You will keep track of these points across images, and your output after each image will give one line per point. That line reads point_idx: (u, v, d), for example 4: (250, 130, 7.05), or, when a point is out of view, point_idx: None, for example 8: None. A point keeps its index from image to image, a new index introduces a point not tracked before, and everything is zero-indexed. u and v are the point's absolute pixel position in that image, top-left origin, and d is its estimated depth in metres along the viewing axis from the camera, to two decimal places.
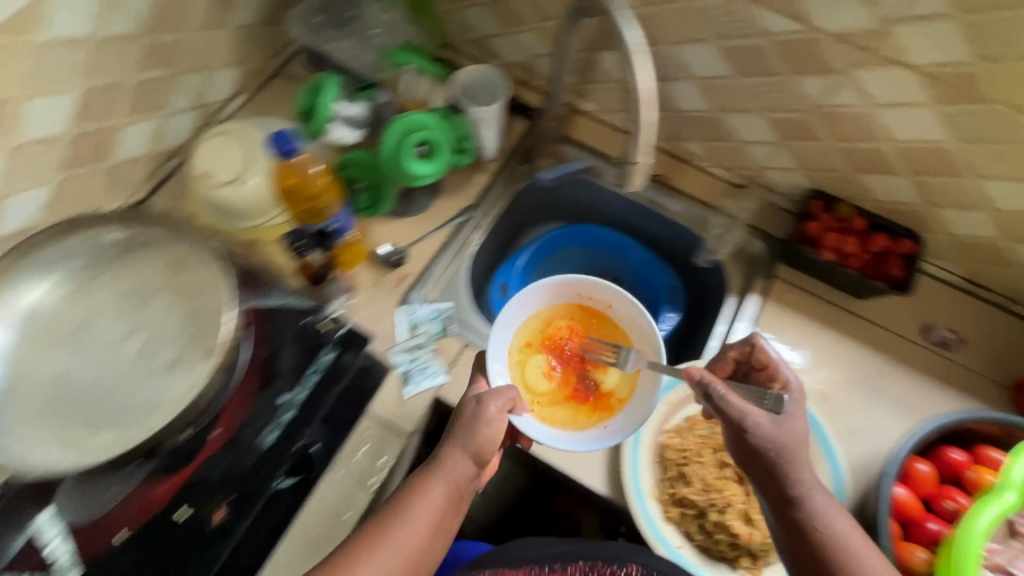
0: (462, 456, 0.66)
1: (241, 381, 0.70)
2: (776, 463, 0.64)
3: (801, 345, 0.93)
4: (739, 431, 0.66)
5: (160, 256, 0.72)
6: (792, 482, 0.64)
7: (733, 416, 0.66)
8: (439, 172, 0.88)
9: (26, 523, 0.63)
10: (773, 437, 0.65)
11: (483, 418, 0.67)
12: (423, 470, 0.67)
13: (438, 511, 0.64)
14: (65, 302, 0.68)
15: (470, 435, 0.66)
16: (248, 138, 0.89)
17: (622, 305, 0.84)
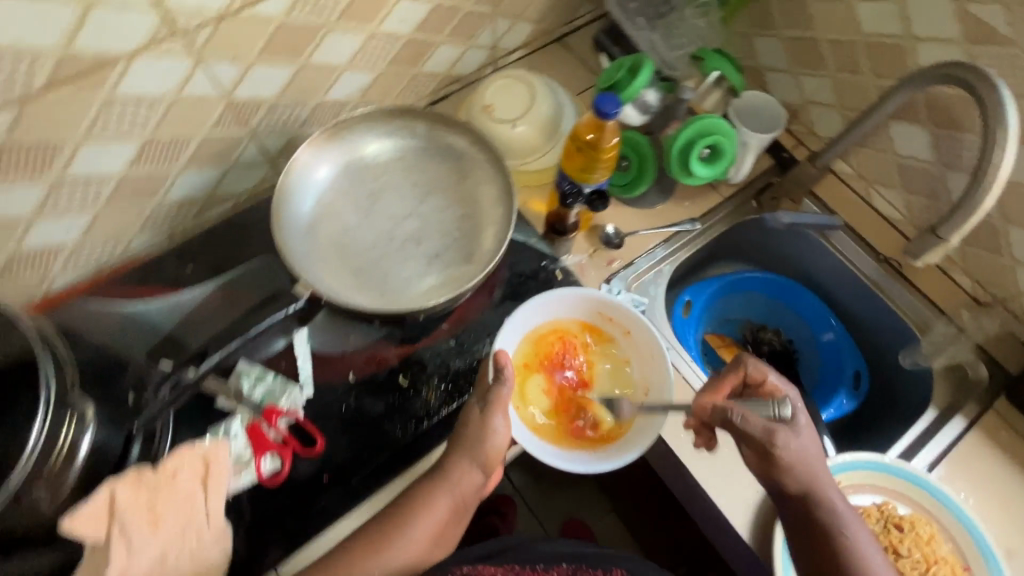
0: (469, 466, 0.65)
1: (474, 290, 0.79)
2: (794, 477, 0.67)
3: (998, 488, 0.85)
4: (763, 450, 0.67)
5: (447, 162, 0.81)
6: (812, 494, 0.67)
7: (760, 438, 0.66)
8: (716, 177, 0.91)
9: (286, 334, 0.73)
10: (793, 457, 0.67)
11: (489, 431, 0.65)
12: (424, 479, 0.66)
13: (448, 514, 0.65)
14: (368, 173, 0.79)
15: (476, 449, 0.65)
16: (534, 89, 0.96)
17: (639, 330, 0.79)
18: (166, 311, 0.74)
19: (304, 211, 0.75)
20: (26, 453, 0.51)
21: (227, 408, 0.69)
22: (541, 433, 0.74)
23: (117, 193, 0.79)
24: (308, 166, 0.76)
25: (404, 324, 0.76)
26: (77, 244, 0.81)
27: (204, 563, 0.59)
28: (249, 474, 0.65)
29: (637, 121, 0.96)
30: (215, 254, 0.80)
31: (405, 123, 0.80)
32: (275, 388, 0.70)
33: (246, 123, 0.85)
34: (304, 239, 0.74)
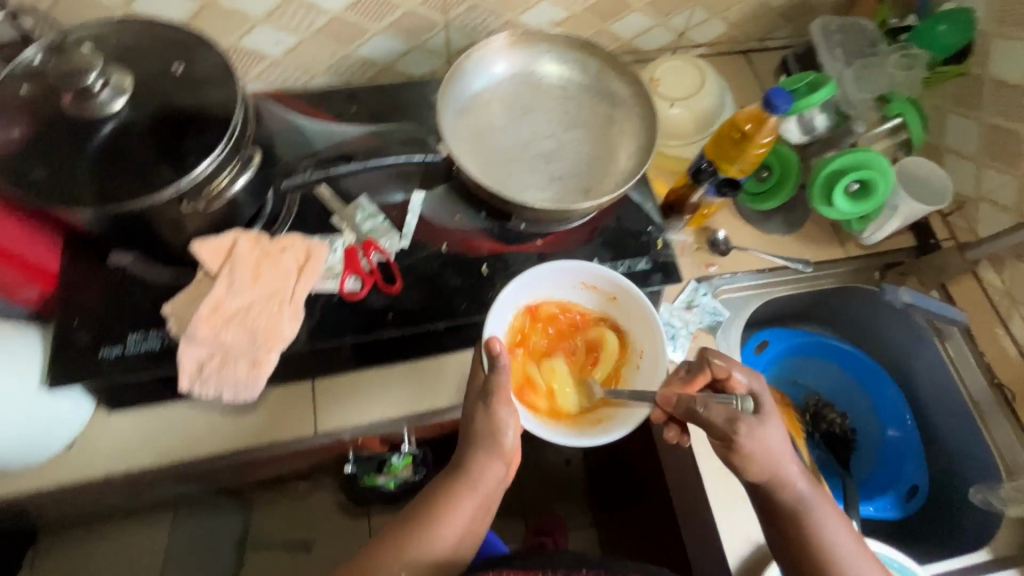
0: (488, 462, 0.68)
1: (577, 225, 0.82)
2: (759, 467, 0.63)
3: None
4: (725, 441, 0.64)
5: (602, 103, 0.85)
6: (778, 485, 0.64)
7: (722, 429, 0.63)
8: (857, 214, 0.87)
9: (406, 191, 0.82)
10: (757, 448, 0.63)
11: (502, 433, 0.68)
12: (448, 482, 0.69)
13: (477, 506, 0.68)
14: (530, 87, 0.84)
15: (495, 444, 0.68)
16: (703, 80, 0.98)
17: (625, 294, 0.76)
18: (322, 134, 0.85)
19: (464, 96, 0.82)
20: (192, 176, 0.61)
21: (336, 227, 0.78)
22: (550, 416, 0.73)
23: (325, 28, 0.91)
24: (483, 59, 0.82)
25: (505, 226, 0.81)
26: (278, 60, 0.93)
27: (275, 331, 0.67)
28: (333, 284, 0.74)
29: (795, 139, 0.94)
30: (376, 108, 0.90)
31: (580, 57, 0.85)
32: (380, 229, 0.78)
33: (446, 12, 0.94)
34: (455, 118, 0.81)
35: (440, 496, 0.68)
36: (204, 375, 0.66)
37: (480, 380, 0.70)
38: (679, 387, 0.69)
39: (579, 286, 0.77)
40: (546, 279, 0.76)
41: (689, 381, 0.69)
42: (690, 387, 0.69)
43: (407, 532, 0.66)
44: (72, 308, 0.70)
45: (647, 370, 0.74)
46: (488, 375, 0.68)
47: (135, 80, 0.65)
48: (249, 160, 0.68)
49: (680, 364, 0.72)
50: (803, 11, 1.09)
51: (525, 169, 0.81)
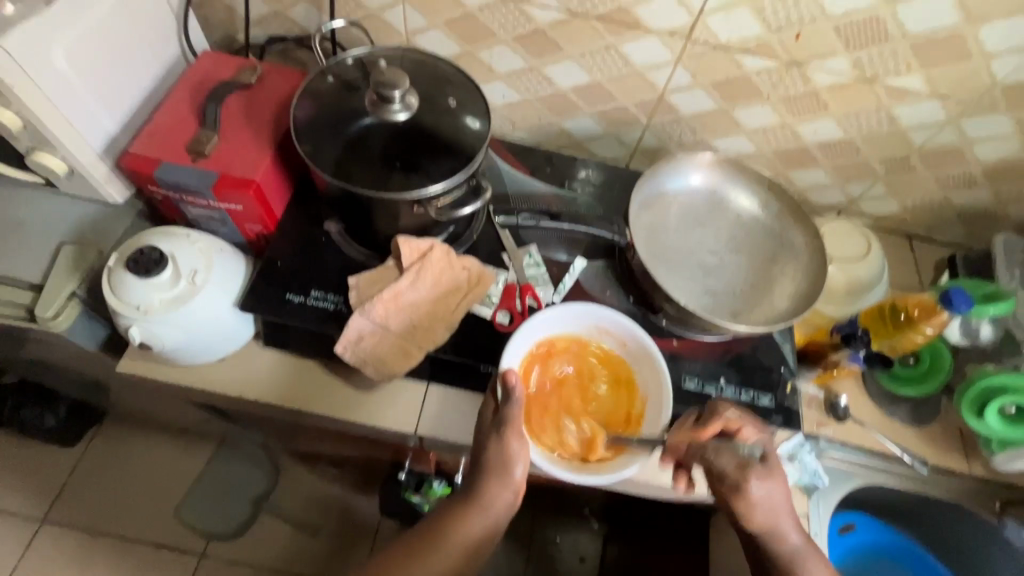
0: (498, 490, 0.70)
1: (715, 340, 0.85)
2: (764, 517, 0.66)
3: None
4: (733, 487, 0.66)
5: (771, 242, 0.90)
6: (777, 536, 0.68)
7: (734, 477, 0.65)
8: (1007, 435, 0.85)
9: (569, 253, 0.89)
10: (762, 498, 0.65)
11: (506, 469, 0.69)
12: (460, 505, 0.71)
13: (490, 523, 0.71)
14: (708, 202, 0.92)
15: (503, 475, 0.70)
16: (869, 251, 1.00)
17: (636, 342, 0.79)
18: (515, 181, 0.96)
19: (650, 193, 0.90)
20: (427, 190, 0.72)
21: (503, 263, 0.86)
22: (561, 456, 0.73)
23: (547, 98, 1.04)
24: (675, 167, 0.91)
25: (648, 316, 0.86)
26: (496, 109, 1.08)
27: (430, 334, 0.77)
28: (486, 311, 0.81)
29: (954, 338, 0.93)
30: (564, 173, 1.00)
31: (767, 195, 0.91)
32: (539, 278, 0.86)
33: (652, 116, 1.04)
34: (637, 210, 0.88)
35: (456, 513, 0.71)
36: (359, 345, 0.75)
37: (491, 413, 0.72)
38: (690, 434, 0.71)
39: (595, 330, 0.81)
40: (567, 318, 0.80)
41: (701, 429, 0.71)
42: (703, 435, 0.71)
43: (428, 540, 0.70)
44: (277, 249, 0.82)
45: (650, 421, 0.76)
46: (502, 406, 0.70)
47: (416, 98, 0.78)
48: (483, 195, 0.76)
49: (691, 414, 0.74)
50: (987, 220, 1.10)
51: (683, 271, 0.87)
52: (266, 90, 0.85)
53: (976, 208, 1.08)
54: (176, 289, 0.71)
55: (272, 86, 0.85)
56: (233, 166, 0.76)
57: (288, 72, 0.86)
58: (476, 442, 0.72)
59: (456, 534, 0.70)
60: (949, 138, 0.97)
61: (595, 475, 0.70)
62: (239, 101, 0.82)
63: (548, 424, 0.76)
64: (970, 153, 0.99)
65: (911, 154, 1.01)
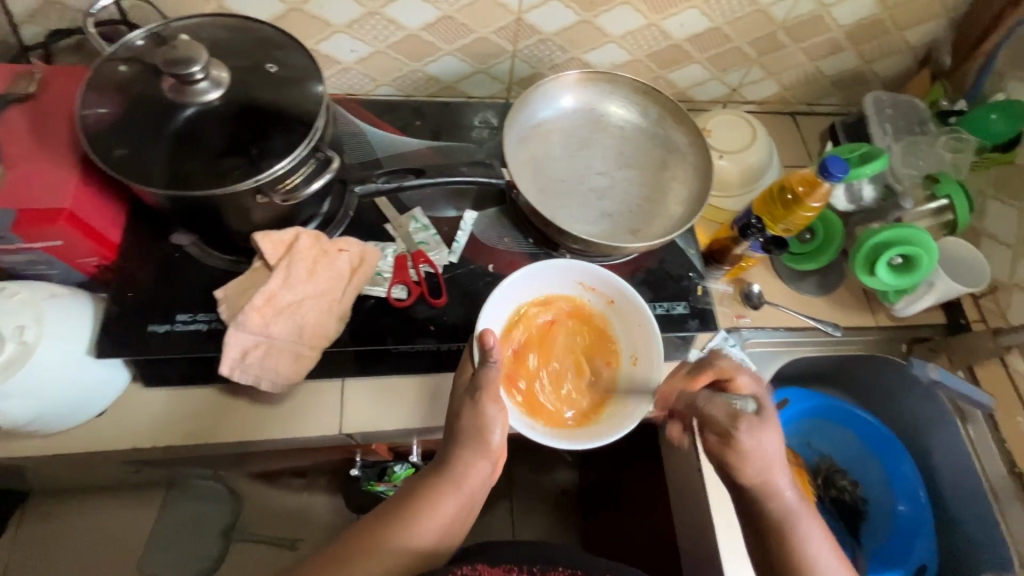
0: (474, 460, 0.67)
1: (622, 261, 0.84)
2: (755, 471, 0.62)
3: None
4: (722, 437, 0.62)
5: (658, 151, 0.88)
6: (770, 490, 0.62)
7: (723, 424, 0.62)
8: (898, 287, 0.87)
9: (459, 208, 0.84)
10: (753, 450, 0.61)
11: (485, 437, 0.66)
12: (434, 480, 0.67)
13: (464, 500, 0.66)
14: (589, 121, 0.88)
15: (479, 442, 0.67)
16: (754, 137, 1.01)
17: (620, 297, 0.77)
18: (384, 143, 0.88)
19: (526, 126, 0.85)
20: (270, 172, 0.63)
21: (389, 234, 0.80)
22: (542, 419, 0.72)
23: (399, 43, 0.95)
24: (543, 91, 0.85)
25: (551, 254, 0.83)
26: (349, 66, 0.97)
27: (322, 330, 0.70)
28: (381, 290, 0.75)
29: (841, 205, 0.97)
30: (437, 124, 0.93)
31: (644, 102, 0.88)
32: (430, 242, 0.80)
33: (517, 42, 0.97)
34: (516, 147, 0.83)
35: (426, 493, 0.66)
36: (246, 362, 0.68)
37: (467, 377, 0.69)
38: (682, 382, 0.71)
39: (579, 287, 0.78)
40: (545, 279, 0.77)
41: (694, 378, 0.69)
42: (694, 383, 0.69)
43: (386, 527, 0.63)
44: (128, 280, 0.73)
45: (638, 377, 0.75)
46: (478, 368, 0.67)
47: (230, 73, 0.68)
48: (332, 165, 0.68)
49: (685, 364, 0.73)
50: (858, 83, 1.12)
51: (576, 200, 0.83)
52: (54, 98, 0.71)
53: (846, 73, 1.10)
54: (3, 354, 0.60)
55: (60, 91, 0.71)
56: (33, 197, 0.64)
57: (76, 71, 0.73)
58: (452, 409, 0.69)
59: (419, 513, 0.64)
60: (807, 7, 0.96)
61: (579, 440, 0.69)
62: (21, 117, 0.69)
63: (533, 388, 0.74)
64: (829, 18, 0.99)
65: (776, 31, 1.00)
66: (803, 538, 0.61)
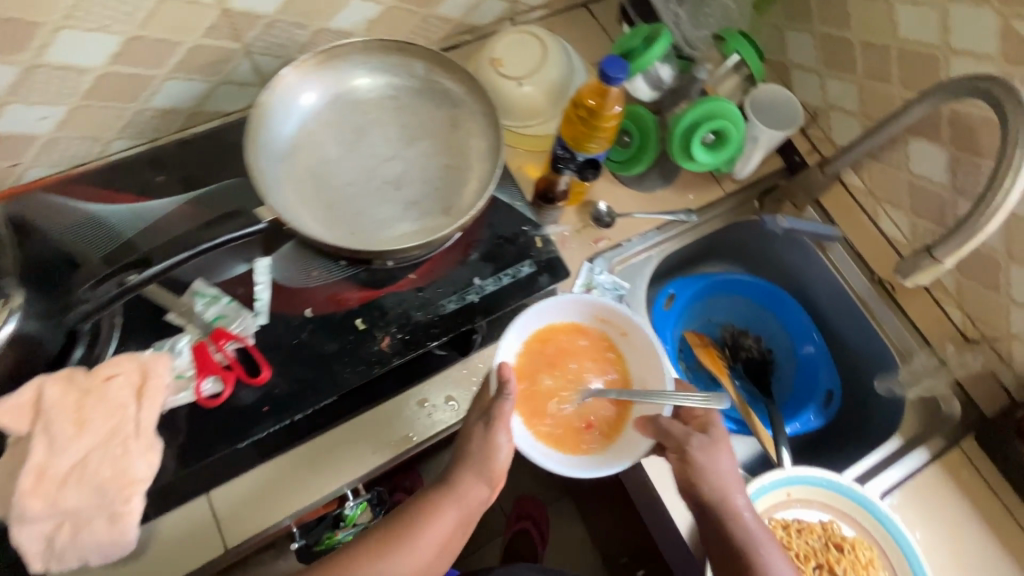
0: (475, 481, 0.65)
1: (449, 244, 0.76)
2: (710, 486, 0.68)
3: (935, 526, 0.82)
4: (680, 458, 0.69)
5: (442, 111, 0.77)
6: (731, 510, 0.68)
7: (678, 440, 0.69)
8: (718, 164, 0.86)
9: (249, 260, 0.72)
10: (708, 466, 0.68)
11: (490, 461, 0.64)
12: (437, 495, 0.65)
13: (459, 519, 0.64)
14: (357, 105, 0.75)
15: (484, 466, 0.64)
16: (547, 50, 0.92)
17: (638, 332, 0.76)
18: (129, 219, 0.72)
19: (284, 137, 0.72)
20: None
21: (176, 324, 0.68)
22: (556, 442, 0.71)
23: (97, 88, 0.76)
24: (290, 91, 0.72)
25: (370, 268, 0.73)
26: (52, 137, 0.78)
27: (125, 475, 0.57)
28: (188, 394, 0.64)
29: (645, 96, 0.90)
30: (187, 169, 0.77)
31: (405, 60, 0.77)
32: (227, 312, 0.68)
33: (240, 38, 0.80)
34: (280, 166, 0.71)
35: (420, 514, 0.64)
36: (57, 550, 0.56)
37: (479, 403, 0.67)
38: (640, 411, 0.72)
39: (591, 318, 0.77)
40: (559, 309, 0.76)
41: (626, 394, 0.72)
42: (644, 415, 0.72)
43: (377, 554, 0.62)
44: None
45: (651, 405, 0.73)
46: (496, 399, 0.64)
47: None
48: (12, 305, 0.58)
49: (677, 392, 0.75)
50: None
51: (372, 200, 0.72)
52: None
53: None
54: None
55: None
56: None
57: None
58: (460, 432, 0.67)
59: (408, 538, 0.62)
60: None
61: (588, 468, 0.69)
62: None
63: (538, 414, 0.73)
64: None
65: None
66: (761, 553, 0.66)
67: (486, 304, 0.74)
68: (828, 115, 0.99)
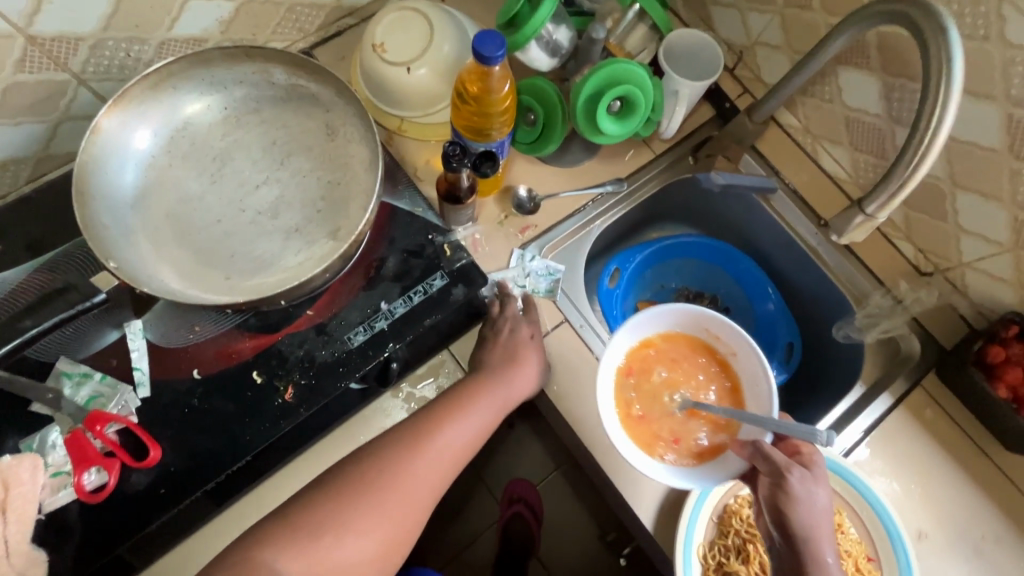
0: (513, 371, 0.68)
1: (347, 269, 0.68)
2: (805, 520, 0.58)
3: (904, 472, 0.80)
4: (775, 482, 0.60)
5: (313, 118, 0.68)
6: (812, 547, 0.57)
7: (778, 468, 0.60)
8: (633, 129, 0.78)
9: (119, 324, 0.63)
10: (806, 500, 0.59)
11: (527, 349, 0.69)
12: (475, 384, 0.67)
13: (492, 418, 0.65)
14: (215, 129, 0.66)
15: (517, 359, 0.68)
16: (433, 24, 0.81)
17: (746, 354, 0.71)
18: None
19: (130, 180, 0.63)
20: None
21: (44, 413, 0.60)
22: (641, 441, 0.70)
23: None
24: (130, 124, 0.63)
25: (260, 311, 0.65)
26: None
27: None
28: (70, 491, 0.57)
29: (545, 65, 0.80)
30: (32, 230, 0.67)
31: (259, 67, 0.67)
32: (103, 390, 0.60)
33: (65, 66, 0.68)
34: (128, 215, 0.62)
35: (458, 400, 0.65)
36: None
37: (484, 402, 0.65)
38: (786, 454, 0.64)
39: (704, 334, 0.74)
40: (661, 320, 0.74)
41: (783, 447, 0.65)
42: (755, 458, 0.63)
43: (417, 439, 0.60)
44: None
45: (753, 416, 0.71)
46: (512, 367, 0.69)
47: None
48: None
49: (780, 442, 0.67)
50: None
51: (248, 236, 0.64)
52: None
53: None
54: None
55: None
56: None
57: None
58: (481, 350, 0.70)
59: (448, 423, 0.62)
60: None
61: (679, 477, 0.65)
62: None
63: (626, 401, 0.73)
64: None
65: None
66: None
67: (399, 329, 0.67)
68: (754, 53, 0.91)
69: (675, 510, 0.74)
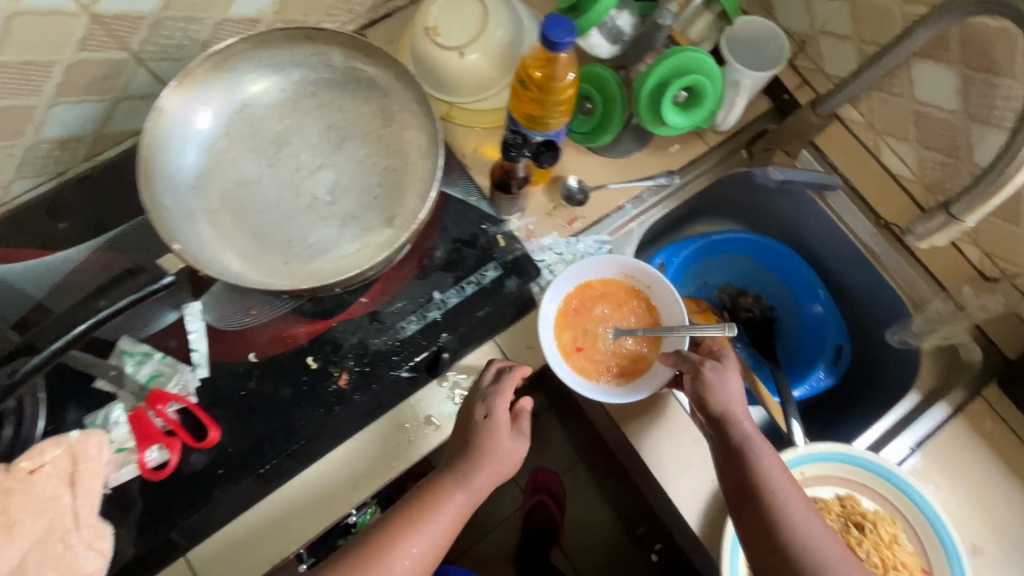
0: (491, 462, 0.61)
1: (401, 257, 0.67)
2: (723, 401, 0.65)
3: (959, 483, 0.77)
4: (694, 377, 0.67)
5: (370, 103, 0.67)
6: (731, 421, 0.64)
7: (694, 361, 0.67)
8: (694, 123, 0.75)
9: (177, 305, 0.64)
10: (720, 383, 0.66)
11: (496, 434, 0.61)
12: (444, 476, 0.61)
13: (460, 513, 0.60)
14: (273, 112, 0.66)
15: (488, 452, 0.61)
16: (487, 7, 0.78)
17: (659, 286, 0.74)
18: (35, 278, 0.64)
19: (190, 163, 0.63)
20: None
21: (107, 391, 0.61)
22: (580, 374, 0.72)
23: None
24: (191, 105, 0.63)
25: (315, 297, 0.65)
26: None
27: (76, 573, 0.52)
28: (133, 467, 0.59)
29: (607, 53, 0.78)
30: (94, 210, 0.68)
31: (317, 51, 0.66)
32: (163, 369, 0.61)
33: (126, 45, 0.68)
34: (190, 196, 0.62)
35: (424, 500, 0.60)
36: None
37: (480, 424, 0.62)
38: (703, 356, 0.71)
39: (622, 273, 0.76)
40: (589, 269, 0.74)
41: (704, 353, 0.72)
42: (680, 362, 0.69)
43: (377, 558, 0.56)
44: None
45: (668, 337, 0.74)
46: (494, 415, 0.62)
47: None
48: None
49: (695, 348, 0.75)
50: None
51: (304, 222, 0.63)
52: None
53: None
54: None
55: None
56: None
57: None
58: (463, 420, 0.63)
59: (415, 527, 0.58)
60: None
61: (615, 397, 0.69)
62: None
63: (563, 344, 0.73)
64: None
65: None
66: (761, 467, 0.62)
67: (450, 320, 0.66)
68: (819, 42, 0.87)
69: (721, 513, 0.73)
